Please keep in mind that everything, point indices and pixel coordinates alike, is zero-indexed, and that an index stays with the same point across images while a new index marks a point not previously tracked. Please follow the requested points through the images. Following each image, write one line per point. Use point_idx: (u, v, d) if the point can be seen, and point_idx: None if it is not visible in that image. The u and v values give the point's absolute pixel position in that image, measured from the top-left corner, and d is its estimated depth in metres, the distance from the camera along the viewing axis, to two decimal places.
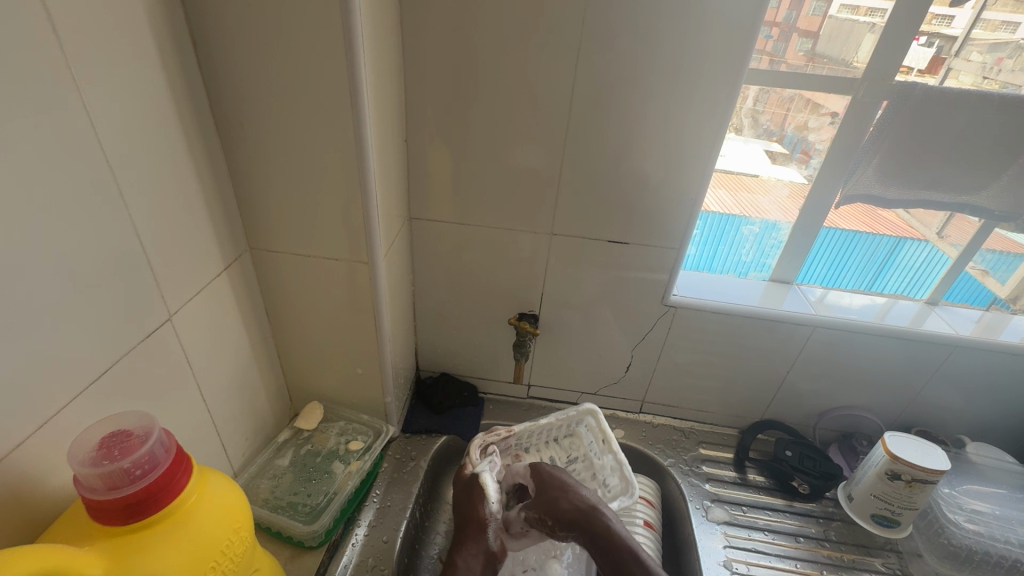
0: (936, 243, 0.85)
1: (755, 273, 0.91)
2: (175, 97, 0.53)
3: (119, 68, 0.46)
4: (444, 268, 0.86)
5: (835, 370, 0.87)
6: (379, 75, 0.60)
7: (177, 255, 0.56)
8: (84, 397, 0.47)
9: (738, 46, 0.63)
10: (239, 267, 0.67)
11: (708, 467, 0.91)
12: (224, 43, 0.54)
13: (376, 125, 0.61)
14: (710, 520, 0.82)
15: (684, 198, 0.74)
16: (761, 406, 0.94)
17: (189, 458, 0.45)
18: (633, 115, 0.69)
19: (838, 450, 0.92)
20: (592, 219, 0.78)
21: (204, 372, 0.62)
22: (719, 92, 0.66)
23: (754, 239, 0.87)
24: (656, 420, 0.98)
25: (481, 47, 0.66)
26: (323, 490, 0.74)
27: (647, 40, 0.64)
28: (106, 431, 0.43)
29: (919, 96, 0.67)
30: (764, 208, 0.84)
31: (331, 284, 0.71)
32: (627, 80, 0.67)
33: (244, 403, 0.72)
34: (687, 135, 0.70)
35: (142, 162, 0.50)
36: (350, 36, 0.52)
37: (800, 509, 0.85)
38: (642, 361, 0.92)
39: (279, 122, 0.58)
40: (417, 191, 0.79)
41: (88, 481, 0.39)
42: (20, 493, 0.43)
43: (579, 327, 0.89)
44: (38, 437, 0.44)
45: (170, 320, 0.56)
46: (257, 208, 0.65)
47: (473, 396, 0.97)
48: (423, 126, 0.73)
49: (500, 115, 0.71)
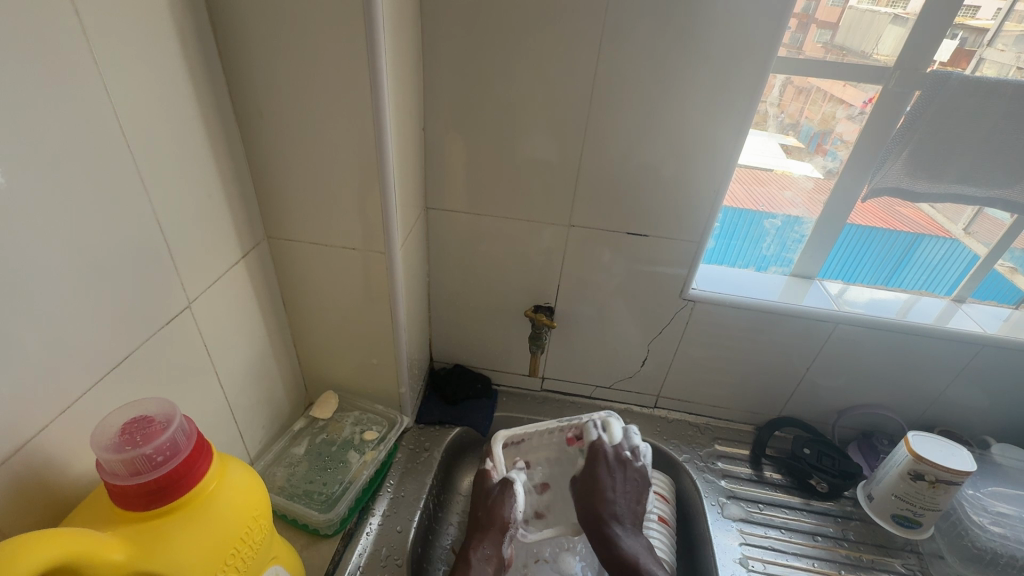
0: (962, 240, 0.83)
1: (775, 268, 0.89)
2: (194, 83, 0.53)
3: (140, 53, 0.46)
4: (459, 259, 0.85)
5: (856, 367, 0.86)
6: (398, 64, 0.59)
7: (195, 244, 0.56)
8: (103, 384, 0.47)
9: (765, 33, 0.61)
10: (257, 256, 0.67)
11: (723, 464, 0.89)
12: (241, 29, 0.53)
13: (395, 114, 0.60)
14: (725, 516, 0.81)
15: (705, 191, 0.73)
16: (779, 403, 0.93)
17: (209, 445, 0.45)
18: (654, 106, 0.67)
19: (858, 449, 0.90)
20: (609, 212, 0.77)
21: (221, 361, 0.63)
22: (746, 81, 0.64)
23: (775, 233, 0.85)
24: (670, 416, 0.97)
25: (501, 35, 0.65)
26: (337, 479, 0.74)
27: (672, 29, 0.62)
28: (129, 417, 0.43)
29: (954, 86, 0.64)
30: (784, 202, 0.82)
31: (347, 274, 0.70)
32: (650, 68, 0.65)
33: (260, 392, 0.72)
34: (711, 126, 0.68)
35: (163, 150, 0.50)
36: (370, 21, 0.51)
37: (818, 508, 0.84)
38: (657, 356, 0.91)
39: (296, 110, 0.58)
40: (433, 182, 0.78)
41: (112, 466, 0.39)
42: (42, 478, 0.43)
43: (594, 321, 0.88)
44: (61, 421, 0.44)
45: (189, 309, 0.56)
46: (274, 198, 0.65)
47: (486, 388, 0.97)
48: (441, 115, 0.72)
49: (519, 105, 0.70)
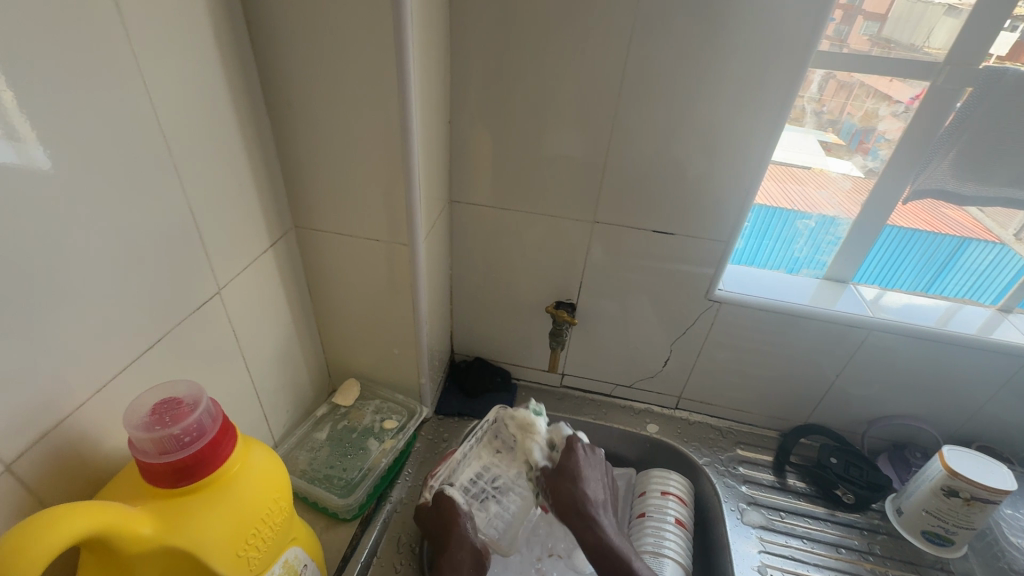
0: (1011, 246, 0.77)
1: (807, 271, 0.86)
2: (228, 75, 0.54)
3: (176, 46, 0.47)
4: (481, 253, 0.85)
5: (889, 376, 0.82)
6: (426, 56, 0.59)
7: (225, 233, 0.57)
8: (136, 365, 0.49)
9: (805, 27, 0.59)
10: (284, 245, 0.69)
11: (745, 469, 0.87)
12: (273, 21, 0.54)
13: (421, 107, 0.60)
14: (745, 522, 0.80)
15: (735, 189, 0.71)
16: (806, 410, 0.90)
17: (234, 427, 0.46)
18: (686, 100, 0.66)
19: (887, 461, 0.86)
20: (635, 208, 0.75)
21: (247, 346, 0.64)
22: (783, 76, 0.62)
23: (809, 234, 0.81)
24: (691, 417, 0.95)
25: (530, 27, 0.64)
26: (357, 465, 0.75)
27: (707, 21, 0.60)
28: (158, 398, 0.44)
29: (1009, 82, 0.62)
30: (818, 202, 0.78)
31: (371, 265, 0.71)
32: (682, 61, 0.63)
33: (284, 377, 0.74)
34: (744, 122, 0.66)
35: (196, 140, 0.51)
36: (398, 13, 0.51)
37: (843, 519, 0.81)
38: (680, 356, 0.89)
39: (324, 102, 0.58)
40: (458, 174, 0.78)
41: (142, 444, 0.41)
42: (79, 453, 0.45)
43: (616, 318, 0.87)
44: (99, 397, 0.46)
45: (218, 295, 0.58)
46: (302, 188, 0.66)
47: (505, 382, 0.97)
48: (468, 108, 0.72)
49: (546, 98, 0.69)
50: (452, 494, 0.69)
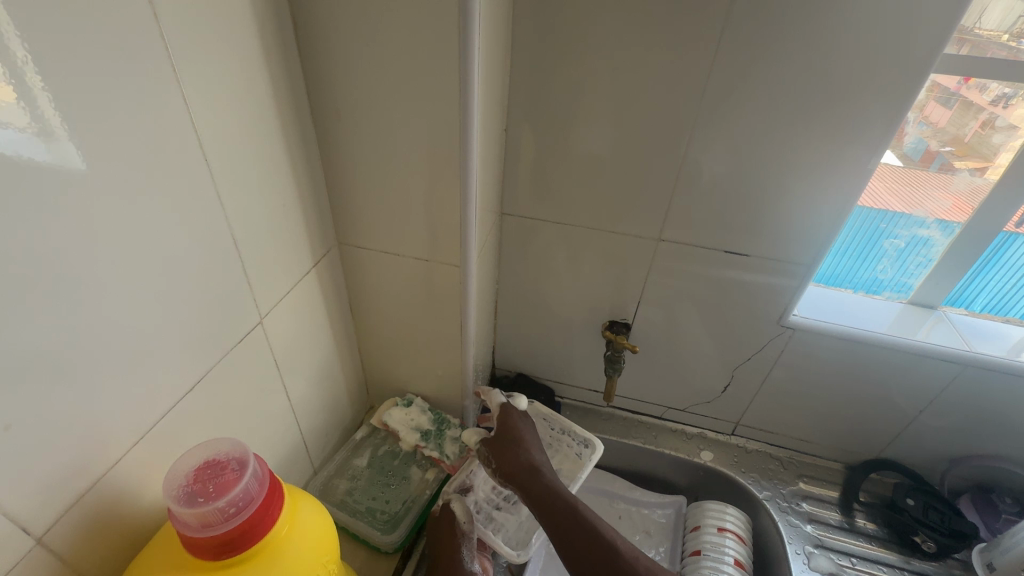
0: None
1: (889, 292, 0.77)
2: (273, 86, 0.48)
3: (219, 59, 0.41)
4: (531, 268, 0.79)
5: (980, 414, 0.75)
6: (489, 62, 0.52)
7: (269, 258, 0.53)
8: (177, 410, 0.45)
9: (931, 30, 0.50)
10: (327, 263, 0.64)
11: (810, 506, 0.81)
12: (322, 24, 0.48)
13: (482, 120, 0.54)
14: (812, 568, 0.74)
15: (824, 210, 0.63)
16: (879, 444, 0.83)
17: (281, 488, 0.42)
18: (777, 111, 0.58)
19: (971, 504, 0.79)
20: (706, 227, 0.68)
21: (289, 374, 0.60)
22: (895, 86, 0.54)
23: (896, 254, 0.73)
24: (749, 445, 0.89)
25: (603, 27, 0.57)
26: (400, 497, 0.72)
27: (812, 22, 0.52)
28: (199, 462, 0.40)
29: None
30: (915, 220, 0.69)
31: (418, 285, 0.66)
32: (775, 67, 0.55)
33: (324, 400, 0.70)
34: (843, 137, 0.58)
35: (239, 163, 0.46)
36: (465, 17, 0.44)
37: (918, 568, 0.75)
38: (742, 382, 0.82)
39: (375, 114, 0.53)
40: (511, 186, 0.72)
41: (184, 519, 0.36)
42: (118, 509, 0.42)
43: (674, 341, 0.81)
44: (138, 448, 0.42)
45: (260, 324, 0.54)
46: (347, 204, 0.61)
47: (549, 401, 0.92)
48: (525, 114, 0.65)
49: (615, 106, 0.62)
50: (456, 503, 0.68)
